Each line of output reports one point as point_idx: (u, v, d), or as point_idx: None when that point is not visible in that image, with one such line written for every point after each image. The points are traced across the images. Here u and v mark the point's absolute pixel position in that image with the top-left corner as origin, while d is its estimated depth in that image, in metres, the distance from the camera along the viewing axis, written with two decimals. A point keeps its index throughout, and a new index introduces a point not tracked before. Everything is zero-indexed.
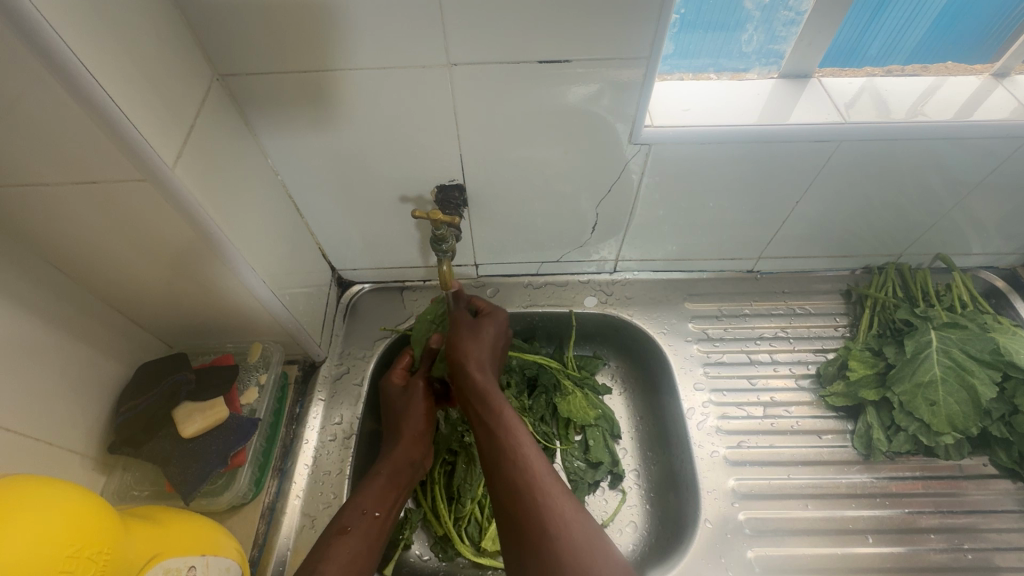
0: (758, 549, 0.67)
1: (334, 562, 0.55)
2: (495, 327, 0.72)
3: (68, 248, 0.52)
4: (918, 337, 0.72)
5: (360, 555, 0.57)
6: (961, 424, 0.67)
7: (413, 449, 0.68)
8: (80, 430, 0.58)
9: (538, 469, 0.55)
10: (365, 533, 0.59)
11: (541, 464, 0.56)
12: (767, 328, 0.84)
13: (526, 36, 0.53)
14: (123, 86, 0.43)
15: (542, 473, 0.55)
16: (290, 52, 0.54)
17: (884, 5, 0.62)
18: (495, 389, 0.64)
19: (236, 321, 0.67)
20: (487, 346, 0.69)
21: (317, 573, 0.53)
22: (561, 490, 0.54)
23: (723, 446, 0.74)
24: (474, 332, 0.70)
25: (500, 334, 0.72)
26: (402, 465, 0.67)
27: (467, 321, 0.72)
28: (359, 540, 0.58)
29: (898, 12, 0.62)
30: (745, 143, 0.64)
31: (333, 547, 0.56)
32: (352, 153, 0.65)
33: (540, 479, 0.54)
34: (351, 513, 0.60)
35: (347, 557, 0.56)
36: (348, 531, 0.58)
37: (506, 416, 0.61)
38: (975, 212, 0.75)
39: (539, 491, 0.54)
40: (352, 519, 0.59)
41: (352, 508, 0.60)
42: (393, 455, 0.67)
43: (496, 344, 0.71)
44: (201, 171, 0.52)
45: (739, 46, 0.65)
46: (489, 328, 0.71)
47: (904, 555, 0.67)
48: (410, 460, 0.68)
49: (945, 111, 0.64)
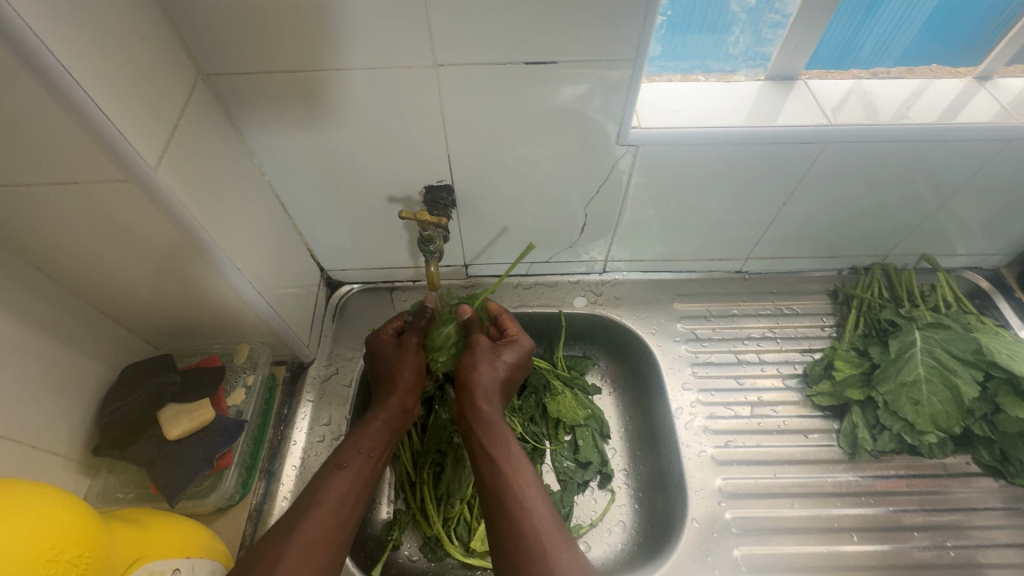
0: (745, 548, 0.67)
1: (331, 495, 0.57)
2: (514, 354, 0.70)
3: (50, 250, 0.52)
4: (903, 337, 0.73)
5: (353, 490, 0.59)
6: (944, 423, 0.68)
7: (407, 396, 0.69)
8: (64, 432, 0.58)
9: (541, 516, 0.55)
10: (361, 469, 0.61)
11: (545, 512, 0.56)
12: (755, 328, 0.85)
13: (513, 37, 0.53)
14: (104, 86, 0.42)
15: (545, 519, 0.55)
16: (276, 52, 0.54)
17: (878, 5, 0.62)
18: (502, 427, 0.64)
19: (222, 321, 0.67)
20: (500, 375, 0.69)
21: (318, 504, 0.56)
22: (563, 540, 0.53)
23: (711, 446, 0.75)
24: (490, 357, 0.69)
25: (518, 364, 0.70)
26: (396, 410, 0.68)
27: (484, 345, 0.71)
28: (356, 475, 0.60)
29: (891, 12, 0.63)
30: (732, 145, 0.65)
31: (330, 481, 0.59)
32: (339, 153, 0.65)
33: (544, 525, 0.54)
34: (347, 451, 0.62)
35: (343, 490, 0.58)
36: (344, 467, 0.60)
37: (512, 457, 0.61)
38: (959, 213, 0.76)
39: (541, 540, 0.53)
40: (349, 456, 0.62)
41: (348, 446, 0.63)
42: (388, 402, 0.68)
43: (512, 374, 0.70)
44: (185, 171, 0.52)
45: (726, 47, 0.66)
46: (506, 356, 0.70)
47: (889, 553, 0.68)
48: (403, 406, 0.68)
49: (929, 113, 0.65)
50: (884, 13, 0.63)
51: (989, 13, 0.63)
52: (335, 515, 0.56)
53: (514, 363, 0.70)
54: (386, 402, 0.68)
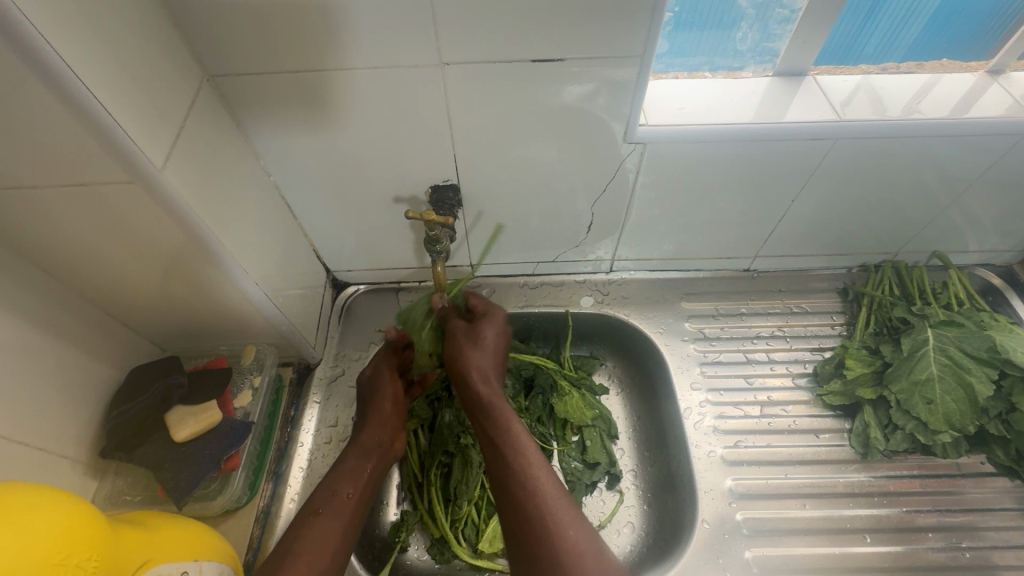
0: (756, 549, 0.67)
1: (308, 544, 0.55)
2: (493, 328, 0.68)
3: (58, 253, 0.52)
4: (915, 335, 0.72)
5: (334, 534, 0.57)
6: (957, 422, 0.67)
7: (381, 429, 0.68)
8: (72, 435, 0.58)
9: (548, 491, 0.54)
10: (339, 512, 0.59)
11: (553, 490, 0.54)
12: (764, 327, 0.84)
13: (519, 35, 0.53)
14: (109, 86, 0.42)
15: (554, 500, 0.54)
16: (281, 52, 0.54)
17: (882, 1, 0.62)
18: (499, 402, 0.62)
19: (228, 323, 0.66)
20: (490, 353, 0.66)
21: (294, 554, 0.53)
22: (570, 512, 0.53)
23: (721, 446, 0.74)
24: (473, 338, 0.67)
25: (499, 333, 0.69)
26: (371, 444, 0.67)
27: (461, 328, 0.68)
28: (333, 519, 0.58)
29: (895, 9, 0.62)
30: (741, 142, 0.64)
31: (306, 528, 0.56)
32: (345, 153, 0.65)
33: (552, 505, 0.53)
34: (322, 496, 0.60)
35: (325, 535, 0.56)
36: (320, 513, 0.58)
37: (512, 434, 0.59)
38: (971, 209, 0.75)
39: (552, 520, 0.52)
40: (323, 500, 0.59)
41: (322, 490, 0.61)
42: (360, 438, 0.67)
43: (497, 345, 0.67)
44: (191, 171, 0.51)
45: (734, 43, 0.65)
46: (489, 330, 0.68)
47: (903, 554, 0.67)
48: (377, 440, 0.67)
49: (940, 108, 0.64)
50: (889, 10, 0.62)
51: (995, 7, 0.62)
52: (316, 562, 0.54)
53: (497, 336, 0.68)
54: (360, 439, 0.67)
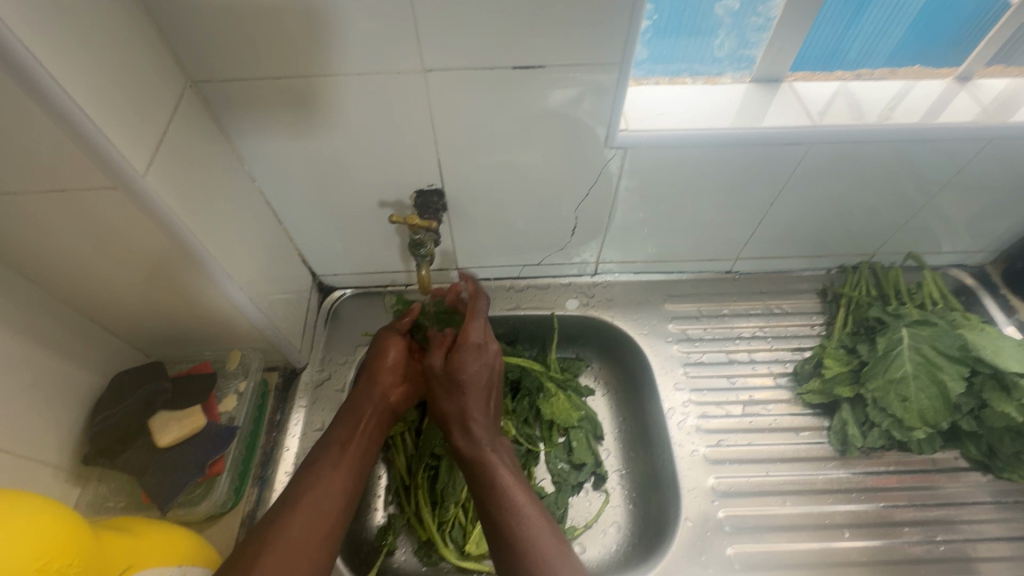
0: (738, 546, 0.68)
1: (309, 490, 0.58)
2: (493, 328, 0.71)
3: (39, 258, 0.52)
4: (890, 334, 0.73)
5: (334, 482, 0.60)
6: (931, 418, 0.68)
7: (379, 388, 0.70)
8: (53, 441, 0.57)
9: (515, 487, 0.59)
10: (339, 464, 0.62)
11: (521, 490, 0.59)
12: (745, 328, 0.85)
13: (502, 41, 0.54)
14: (91, 93, 0.42)
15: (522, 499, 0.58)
16: (265, 58, 0.54)
17: (863, 6, 0.63)
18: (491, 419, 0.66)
19: (212, 328, 0.66)
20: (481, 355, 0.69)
21: (294, 503, 0.57)
22: (537, 514, 0.57)
23: (703, 445, 0.75)
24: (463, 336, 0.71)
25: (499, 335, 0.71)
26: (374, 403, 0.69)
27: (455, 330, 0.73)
28: (332, 469, 0.61)
29: (877, 12, 0.64)
30: (720, 147, 0.65)
31: (307, 477, 0.59)
32: (330, 158, 0.65)
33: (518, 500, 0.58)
34: (320, 447, 0.63)
35: (321, 483, 0.59)
36: (317, 463, 0.61)
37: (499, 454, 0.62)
38: (944, 211, 0.77)
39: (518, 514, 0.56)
40: (321, 451, 0.63)
41: (321, 443, 0.64)
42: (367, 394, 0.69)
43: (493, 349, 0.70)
44: (176, 177, 0.52)
45: (713, 51, 0.67)
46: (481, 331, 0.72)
47: (881, 548, 0.68)
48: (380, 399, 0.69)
49: (911, 114, 0.66)
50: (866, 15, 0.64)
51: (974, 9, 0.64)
52: (313, 506, 0.57)
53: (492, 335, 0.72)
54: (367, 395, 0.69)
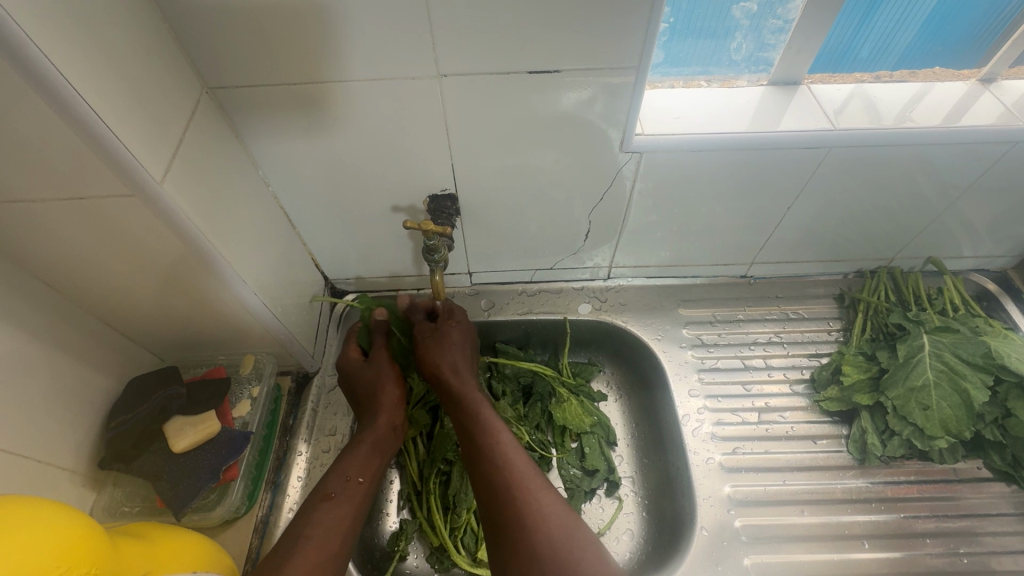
0: (755, 556, 0.67)
1: (319, 527, 0.55)
2: (460, 333, 0.72)
3: (56, 264, 0.52)
4: (911, 341, 0.71)
5: (345, 518, 0.58)
6: (954, 428, 0.67)
7: (392, 414, 0.68)
8: (68, 446, 0.57)
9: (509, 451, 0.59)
10: (351, 498, 0.60)
11: (509, 446, 0.60)
12: (761, 333, 0.84)
13: (516, 44, 0.53)
14: (108, 101, 0.42)
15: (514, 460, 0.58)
16: (279, 62, 0.54)
17: (874, 8, 0.62)
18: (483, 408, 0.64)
19: (225, 333, 0.67)
20: (455, 350, 0.70)
21: (306, 539, 0.54)
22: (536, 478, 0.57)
23: (719, 453, 0.74)
24: (440, 338, 0.71)
25: (467, 338, 0.73)
26: (385, 431, 0.67)
27: (429, 331, 0.72)
28: (345, 505, 0.59)
29: (889, 13, 0.62)
30: (736, 151, 0.65)
31: (320, 512, 0.57)
32: (344, 163, 0.65)
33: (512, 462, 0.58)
34: (335, 480, 0.61)
35: (333, 521, 0.57)
36: (332, 497, 0.59)
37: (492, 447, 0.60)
38: (966, 215, 0.76)
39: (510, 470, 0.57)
40: (335, 485, 0.60)
41: (335, 475, 0.61)
42: (373, 422, 0.67)
43: (463, 351, 0.71)
44: (191, 184, 0.52)
45: (729, 53, 0.66)
46: (453, 331, 0.72)
47: (901, 560, 0.67)
48: (390, 425, 0.67)
49: (933, 117, 0.64)
50: (883, 17, 0.63)
51: (988, 12, 0.63)
52: (328, 545, 0.55)
53: (463, 336, 0.72)
54: (371, 423, 0.67)
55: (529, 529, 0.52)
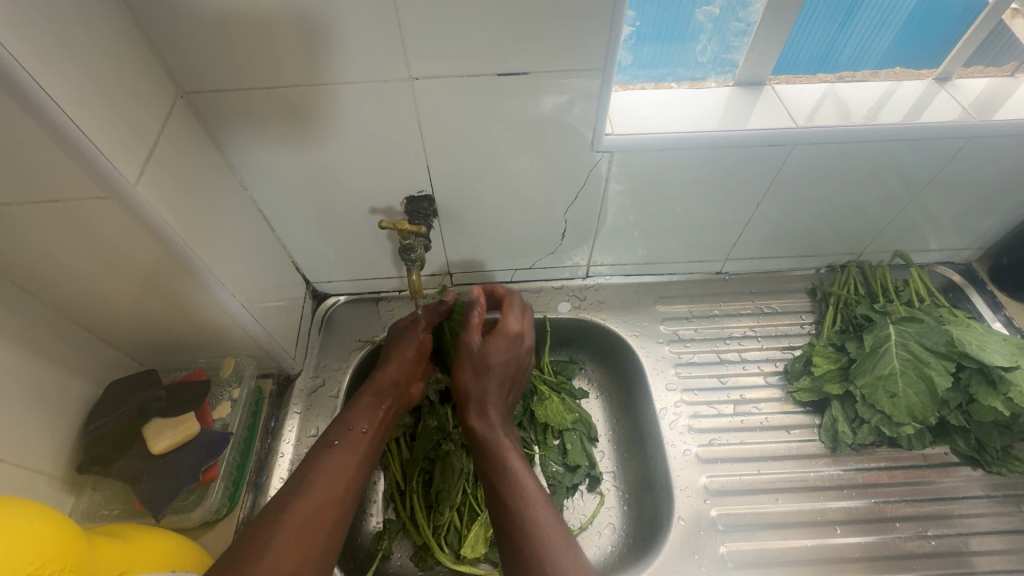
0: (730, 544, 0.68)
1: (323, 472, 0.61)
2: (504, 349, 0.70)
3: (31, 269, 0.52)
4: (877, 331, 0.74)
5: (347, 465, 0.63)
6: (919, 414, 0.68)
7: (400, 371, 0.73)
8: (46, 450, 0.57)
9: (534, 497, 0.60)
10: (354, 446, 0.65)
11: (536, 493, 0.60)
12: (736, 327, 0.86)
13: (485, 47, 0.55)
14: (80, 104, 0.43)
15: (536, 506, 0.59)
16: (254, 67, 0.55)
17: (854, 14, 0.65)
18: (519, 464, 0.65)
19: (205, 336, 0.67)
20: (492, 380, 0.70)
21: (308, 483, 0.59)
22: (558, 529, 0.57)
23: (695, 445, 0.76)
24: (479, 366, 0.70)
25: (512, 353, 0.70)
26: (388, 385, 0.72)
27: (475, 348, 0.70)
28: (348, 454, 0.64)
29: (868, 19, 0.65)
30: (704, 149, 0.67)
31: (322, 457, 0.62)
32: (321, 165, 0.66)
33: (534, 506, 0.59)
34: (338, 429, 0.66)
35: (335, 466, 0.62)
36: (335, 445, 0.64)
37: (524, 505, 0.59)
38: (929, 209, 0.78)
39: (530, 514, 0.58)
40: (340, 434, 0.65)
41: (338, 424, 0.67)
42: (377, 377, 0.72)
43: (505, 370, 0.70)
44: (167, 186, 0.53)
45: (696, 56, 0.68)
46: (496, 349, 0.70)
47: (873, 544, 0.69)
48: (394, 381, 0.72)
49: (893, 115, 0.67)
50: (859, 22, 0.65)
51: (960, 15, 0.66)
52: (328, 491, 0.60)
53: (505, 362, 0.70)
54: (376, 377, 0.73)
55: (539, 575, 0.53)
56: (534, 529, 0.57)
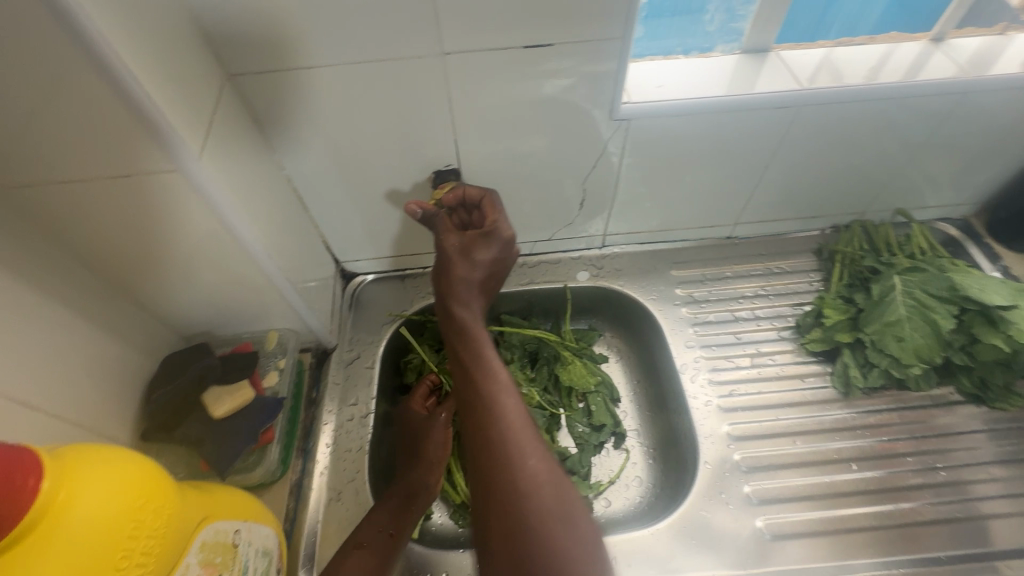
0: (753, 484, 0.73)
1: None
2: (496, 251, 0.69)
3: (98, 245, 0.55)
4: (884, 282, 0.78)
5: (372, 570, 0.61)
6: (926, 354, 0.73)
7: (429, 472, 0.72)
8: (112, 417, 0.61)
9: (516, 417, 0.58)
10: (381, 549, 0.63)
11: (522, 422, 0.58)
12: (747, 287, 0.90)
13: (512, 20, 0.58)
14: (149, 76, 0.46)
15: (524, 433, 0.57)
16: (296, 47, 0.58)
17: None
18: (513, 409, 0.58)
19: (250, 311, 0.70)
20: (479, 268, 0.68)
21: None
22: (533, 447, 0.56)
23: (716, 396, 0.80)
24: (465, 253, 0.68)
25: (495, 257, 0.69)
26: (419, 487, 0.71)
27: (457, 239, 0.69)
28: (373, 557, 0.62)
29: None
30: (715, 114, 0.70)
31: (349, 561, 0.61)
32: (354, 144, 0.69)
33: (518, 434, 0.56)
34: (368, 530, 0.65)
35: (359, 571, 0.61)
36: (362, 546, 0.63)
37: (546, 511, 0.52)
38: (928, 166, 0.82)
39: (516, 452, 0.55)
40: (369, 535, 0.64)
41: (369, 524, 0.65)
42: (409, 475, 0.71)
43: (490, 267, 0.69)
44: (222, 161, 0.56)
45: (703, 25, 0.73)
46: (482, 251, 0.68)
47: (885, 477, 0.73)
48: (425, 482, 0.71)
49: (895, 74, 0.71)
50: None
51: None
52: None
53: (490, 257, 0.69)
54: (407, 475, 0.71)
55: (520, 515, 0.52)
56: (517, 456, 0.55)
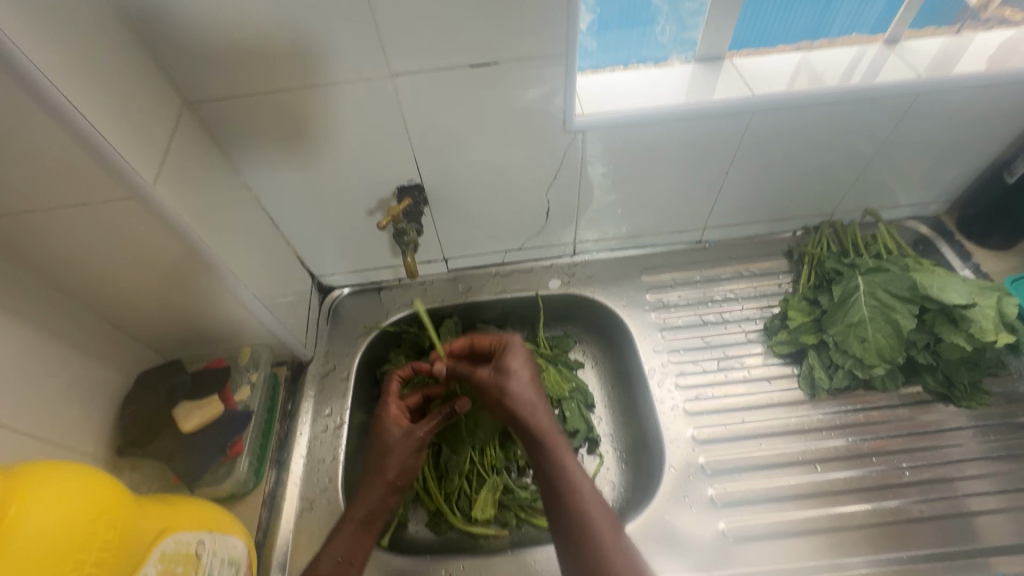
0: (718, 486, 0.73)
1: None
2: (520, 360, 0.72)
3: (66, 271, 0.58)
4: (846, 284, 0.78)
5: None
6: (888, 355, 0.73)
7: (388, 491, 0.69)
8: (88, 434, 0.63)
9: (583, 483, 0.62)
10: None
11: (594, 494, 0.62)
12: (718, 291, 0.91)
13: (455, 40, 0.60)
14: (98, 113, 0.49)
15: (591, 495, 0.61)
16: (250, 74, 0.61)
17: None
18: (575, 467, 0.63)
19: (222, 327, 0.73)
20: (525, 382, 0.70)
21: None
22: (605, 513, 0.60)
23: (683, 400, 0.81)
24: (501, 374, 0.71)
25: (525, 369, 0.72)
26: (376, 508, 0.68)
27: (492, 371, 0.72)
28: None
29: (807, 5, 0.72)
30: (669, 123, 0.71)
31: None
32: (317, 163, 0.72)
33: (586, 496, 0.61)
34: (324, 561, 0.65)
35: None
36: None
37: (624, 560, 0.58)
38: (891, 166, 0.83)
39: (584, 512, 0.60)
40: (327, 568, 0.64)
41: (325, 554, 0.65)
42: (366, 496, 0.68)
43: (527, 372, 0.71)
44: (180, 187, 0.59)
45: (657, 37, 0.74)
46: (513, 363, 0.72)
47: (852, 478, 0.73)
48: (382, 501, 0.69)
49: (846, 78, 0.72)
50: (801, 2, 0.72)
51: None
52: None
53: (522, 366, 0.72)
54: (363, 495, 0.69)
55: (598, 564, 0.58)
56: (581, 515, 0.60)
